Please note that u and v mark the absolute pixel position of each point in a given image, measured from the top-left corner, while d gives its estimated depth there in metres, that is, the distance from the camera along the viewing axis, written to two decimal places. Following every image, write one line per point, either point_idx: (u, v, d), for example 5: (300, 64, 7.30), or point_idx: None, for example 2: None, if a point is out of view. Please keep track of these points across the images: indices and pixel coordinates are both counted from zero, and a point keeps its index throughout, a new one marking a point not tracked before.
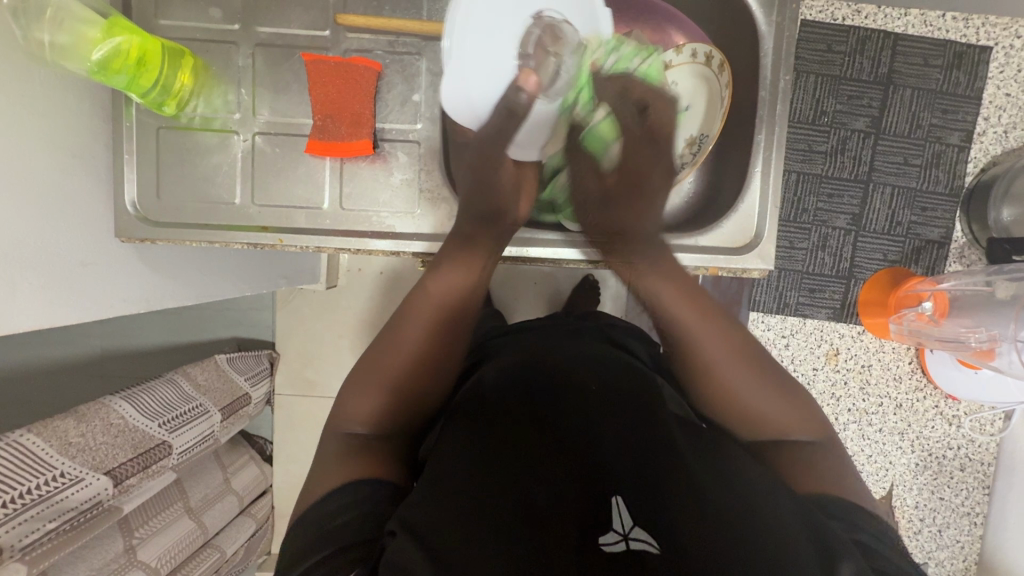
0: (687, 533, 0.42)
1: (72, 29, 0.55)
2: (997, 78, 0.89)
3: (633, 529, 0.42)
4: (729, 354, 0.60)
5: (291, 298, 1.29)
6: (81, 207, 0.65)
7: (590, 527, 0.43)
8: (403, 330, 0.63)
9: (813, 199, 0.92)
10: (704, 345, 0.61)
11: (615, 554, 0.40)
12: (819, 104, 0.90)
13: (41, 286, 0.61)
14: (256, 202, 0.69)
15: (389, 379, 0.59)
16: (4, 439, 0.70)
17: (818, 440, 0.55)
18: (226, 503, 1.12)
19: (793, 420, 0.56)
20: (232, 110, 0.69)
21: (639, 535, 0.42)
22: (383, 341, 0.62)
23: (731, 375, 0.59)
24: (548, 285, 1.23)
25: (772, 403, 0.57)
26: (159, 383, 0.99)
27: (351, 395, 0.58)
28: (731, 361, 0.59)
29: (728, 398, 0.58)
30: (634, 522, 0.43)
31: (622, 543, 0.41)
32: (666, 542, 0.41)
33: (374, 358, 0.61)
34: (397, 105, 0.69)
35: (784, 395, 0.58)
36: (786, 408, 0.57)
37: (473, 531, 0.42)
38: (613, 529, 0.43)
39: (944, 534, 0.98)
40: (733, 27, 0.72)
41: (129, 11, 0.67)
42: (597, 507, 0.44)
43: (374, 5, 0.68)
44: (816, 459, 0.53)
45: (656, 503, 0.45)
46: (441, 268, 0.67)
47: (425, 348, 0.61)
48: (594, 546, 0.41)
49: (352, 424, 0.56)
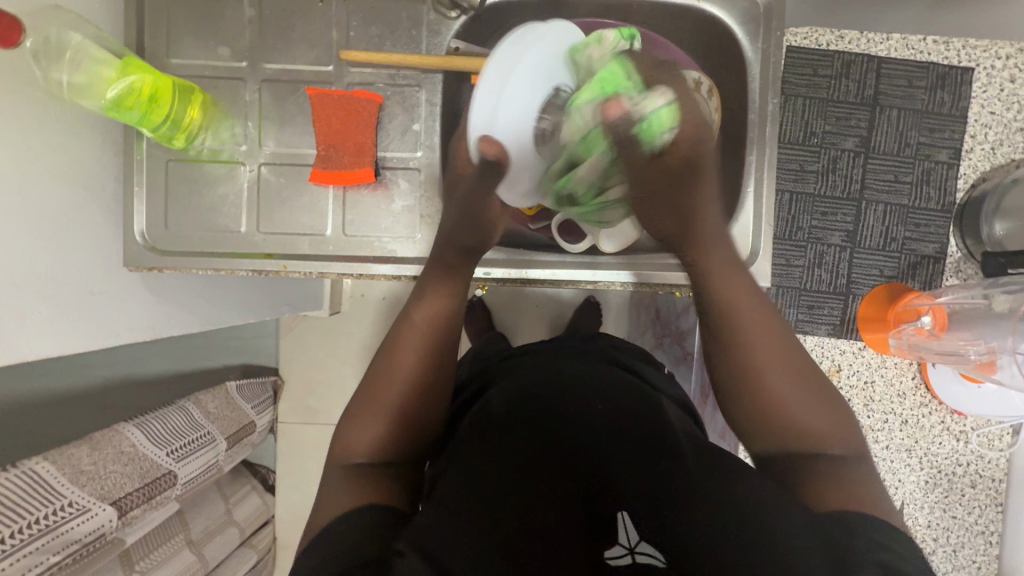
0: (695, 554, 0.42)
1: (88, 70, 0.59)
2: (981, 98, 0.91)
3: (638, 544, 0.43)
4: (772, 350, 0.56)
5: (295, 325, 1.30)
6: (90, 238, 0.67)
7: (596, 542, 0.44)
8: (392, 359, 0.60)
9: (807, 218, 0.93)
10: (747, 338, 0.57)
11: (620, 569, 0.42)
12: (808, 126, 0.92)
13: (49, 314, 0.62)
14: (261, 230, 0.71)
15: (383, 412, 0.57)
16: (22, 466, 0.71)
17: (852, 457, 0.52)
18: (227, 534, 1.10)
19: (830, 431, 0.53)
20: (239, 142, 0.71)
21: (644, 549, 0.43)
22: (374, 372, 0.60)
23: (775, 375, 0.55)
24: (549, 308, 1.24)
25: (811, 409, 0.54)
26: (171, 410, 0.99)
27: (346, 429, 0.57)
28: (773, 358, 0.56)
29: (770, 404, 0.55)
30: (640, 537, 0.44)
31: (627, 557, 0.42)
32: (675, 555, 0.42)
33: (366, 388, 0.59)
34: (398, 135, 0.72)
35: (826, 402, 0.55)
36: (823, 417, 0.54)
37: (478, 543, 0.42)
38: (619, 543, 0.44)
39: (959, 554, 0.96)
40: (719, 56, 0.75)
41: (143, 51, 0.70)
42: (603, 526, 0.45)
43: (374, 41, 0.71)
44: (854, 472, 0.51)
45: (666, 517, 0.45)
46: (427, 292, 0.63)
47: (416, 378, 0.59)
48: (600, 562, 0.42)
49: (350, 460, 0.54)
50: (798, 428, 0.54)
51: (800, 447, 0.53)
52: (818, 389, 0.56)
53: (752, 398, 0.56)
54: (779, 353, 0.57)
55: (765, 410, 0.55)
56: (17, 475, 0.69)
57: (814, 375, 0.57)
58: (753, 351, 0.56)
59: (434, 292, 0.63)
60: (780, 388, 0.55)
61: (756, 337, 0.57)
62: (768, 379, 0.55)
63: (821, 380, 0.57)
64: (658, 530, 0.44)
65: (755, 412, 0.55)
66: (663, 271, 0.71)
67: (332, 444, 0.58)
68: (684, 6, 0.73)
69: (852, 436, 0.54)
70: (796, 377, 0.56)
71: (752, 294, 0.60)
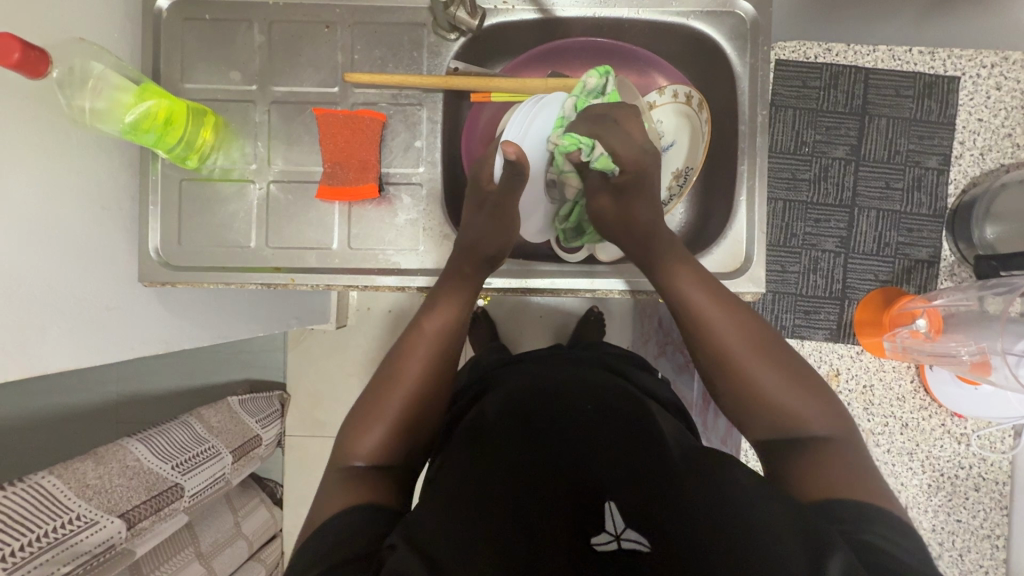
0: (675, 539, 0.44)
1: (108, 97, 0.62)
2: (968, 105, 0.93)
3: (624, 530, 0.45)
4: (742, 341, 0.56)
5: (302, 338, 1.33)
6: (108, 255, 0.70)
7: (582, 530, 0.45)
8: (399, 363, 0.62)
9: (801, 225, 0.95)
10: (717, 332, 0.57)
11: (604, 555, 0.44)
12: (799, 136, 0.95)
13: (68, 328, 0.65)
14: (269, 244, 0.74)
15: (386, 416, 0.58)
16: (26, 482, 0.73)
17: (839, 436, 0.51)
18: (235, 547, 1.12)
19: (818, 412, 0.52)
20: (249, 161, 0.74)
21: (630, 536, 0.45)
22: (382, 376, 0.62)
23: (755, 365, 0.55)
24: (552, 317, 1.26)
25: (796, 393, 0.53)
26: (174, 425, 1.02)
27: (350, 430, 0.58)
28: (746, 349, 0.55)
29: (749, 394, 0.54)
30: (626, 525, 0.46)
31: (613, 543, 0.44)
32: (657, 543, 0.44)
33: (371, 391, 0.61)
34: (401, 152, 0.75)
35: (809, 383, 0.54)
36: (807, 400, 0.53)
37: (467, 537, 0.44)
38: (605, 530, 0.45)
39: (965, 558, 0.96)
40: (708, 70, 0.77)
41: (158, 77, 0.74)
42: (587, 514, 0.47)
43: (377, 64, 0.75)
44: (843, 453, 0.50)
45: (651, 509, 0.46)
46: (436, 304, 0.66)
47: (419, 384, 0.60)
48: (586, 548, 0.44)
49: (352, 460, 0.56)
50: (784, 413, 0.53)
51: (786, 430, 0.52)
52: (800, 371, 0.54)
53: (732, 388, 0.55)
54: (756, 345, 0.56)
55: (747, 400, 0.54)
56: (22, 490, 0.71)
57: (793, 359, 0.55)
58: (725, 344, 0.56)
59: (442, 305, 0.66)
60: (761, 376, 0.54)
61: (730, 333, 0.56)
62: (748, 370, 0.54)
63: (800, 362, 0.55)
64: (641, 519, 0.46)
65: (741, 403, 0.55)
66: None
67: (335, 442, 0.59)
68: (674, 24, 0.76)
69: (838, 414, 0.53)
70: (777, 364, 0.55)
71: (712, 291, 0.59)
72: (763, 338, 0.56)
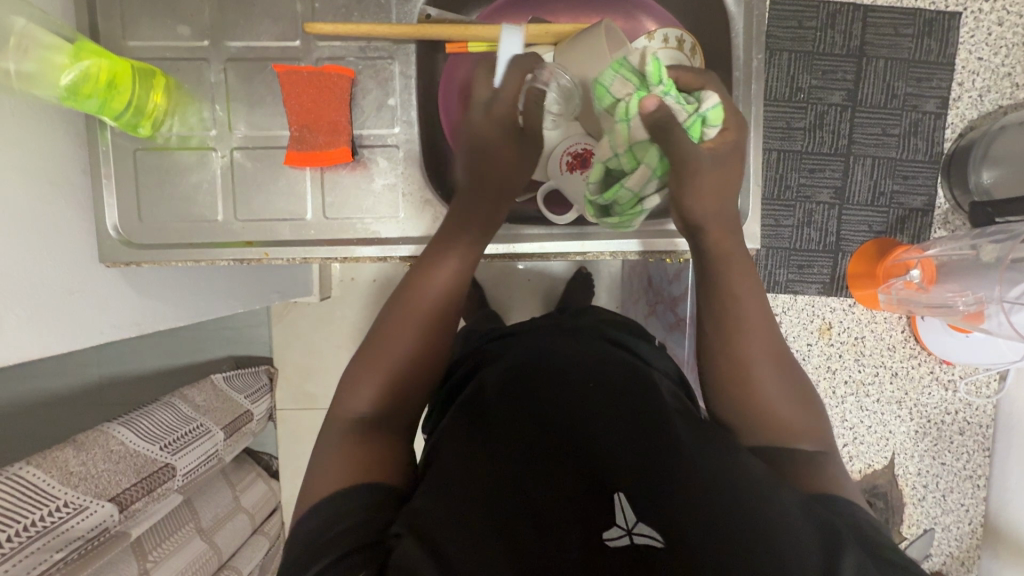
0: (690, 531, 0.41)
1: (39, 56, 0.54)
2: (969, 43, 0.90)
3: (637, 524, 0.41)
4: (764, 350, 0.57)
5: (285, 312, 1.29)
6: (65, 236, 0.65)
7: (591, 524, 0.42)
8: (395, 327, 0.60)
9: (794, 175, 0.92)
10: (745, 339, 0.57)
11: (616, 550, 0.40)
12: (795, 81, 0.90)
13: (30, 316, 0.61)
14: (238, 216, 0.69)
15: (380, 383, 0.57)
16: (6, 473, 0.70)
17: (823, 450, 0.53)
18: (237, 521, 1.11)
19: (809, 427, 0.54)
20: (208, 127, 0.68)
21: (643, 530, 0.41)
22: (375, 340, 0.60)
23: (763, 371, 0.56)
24: (542, 280, 1.23)
25: (786, 401, 0.55)
26: (158, 408, 0.98)
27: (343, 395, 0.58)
28: (765, 361, 0.57)
29: (753, 398, 0.55)
30: (637, 518, 0.42)
31: (625, 538, 0.41)
32: (668, 537, 0.41)
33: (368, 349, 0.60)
34: (373, 111, 0.69)
35: (805, 401, 0.56)
36: (799, 414, 0.55)
37: (473, 527, 0.42)
38: (616, 524, 0.42)
39: (948, 498, 0.99)
40: (699, 10, 0.72)
41: (97, 35, 0.67)
42: (598, 506, 0.43)
43: (342, 13, 0.68)
44: (826, 466, 0.52)
45: (658, 504, 0.43)
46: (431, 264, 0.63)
47: (414, 340, 0.59)
48: (598, 544, 0.40)
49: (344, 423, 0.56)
50: (780, 421, 0.54)
51: (778, 438, 0.54)
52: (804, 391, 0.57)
53: (739, 388, 0.56)
54: (772, 357, 0.57)
55: (753, 403, 0.55)
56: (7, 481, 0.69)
57: (801, 381, 0.57)
58: (746, 348, 0.57)
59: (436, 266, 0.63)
60: (760, 374, 0.56)
61: (756, 334, 0.58)
62: (756, 377, 0.56)
63: (806, 383, 0.58)
64: (653, 512, 0.42)
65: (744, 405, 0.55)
66: (656, 238, 0.70)
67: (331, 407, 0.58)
68: None
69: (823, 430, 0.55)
70: (778, 369, 0.57)
71: (755, 297, 0.59)
72: (782, 357, 0.58)
